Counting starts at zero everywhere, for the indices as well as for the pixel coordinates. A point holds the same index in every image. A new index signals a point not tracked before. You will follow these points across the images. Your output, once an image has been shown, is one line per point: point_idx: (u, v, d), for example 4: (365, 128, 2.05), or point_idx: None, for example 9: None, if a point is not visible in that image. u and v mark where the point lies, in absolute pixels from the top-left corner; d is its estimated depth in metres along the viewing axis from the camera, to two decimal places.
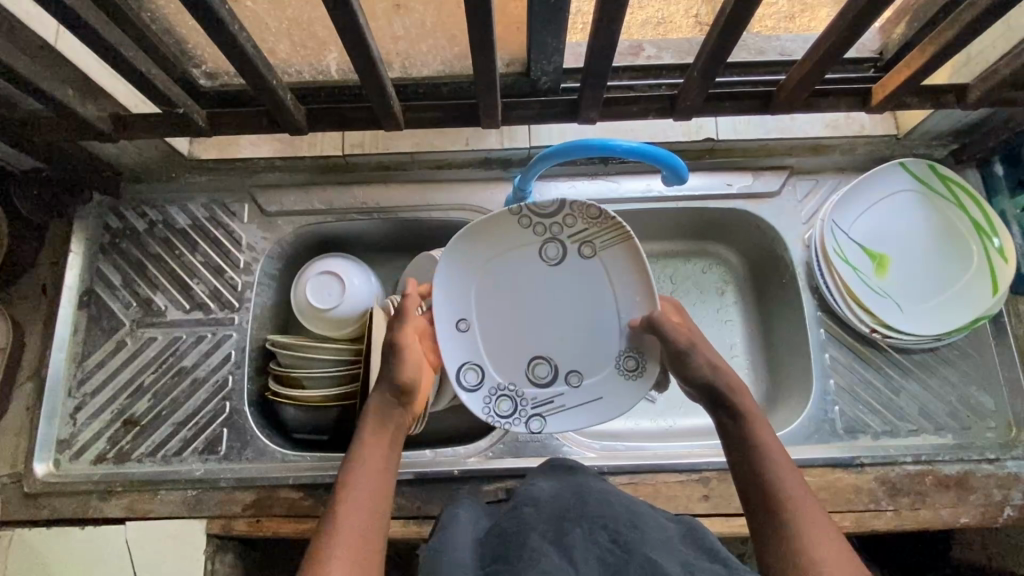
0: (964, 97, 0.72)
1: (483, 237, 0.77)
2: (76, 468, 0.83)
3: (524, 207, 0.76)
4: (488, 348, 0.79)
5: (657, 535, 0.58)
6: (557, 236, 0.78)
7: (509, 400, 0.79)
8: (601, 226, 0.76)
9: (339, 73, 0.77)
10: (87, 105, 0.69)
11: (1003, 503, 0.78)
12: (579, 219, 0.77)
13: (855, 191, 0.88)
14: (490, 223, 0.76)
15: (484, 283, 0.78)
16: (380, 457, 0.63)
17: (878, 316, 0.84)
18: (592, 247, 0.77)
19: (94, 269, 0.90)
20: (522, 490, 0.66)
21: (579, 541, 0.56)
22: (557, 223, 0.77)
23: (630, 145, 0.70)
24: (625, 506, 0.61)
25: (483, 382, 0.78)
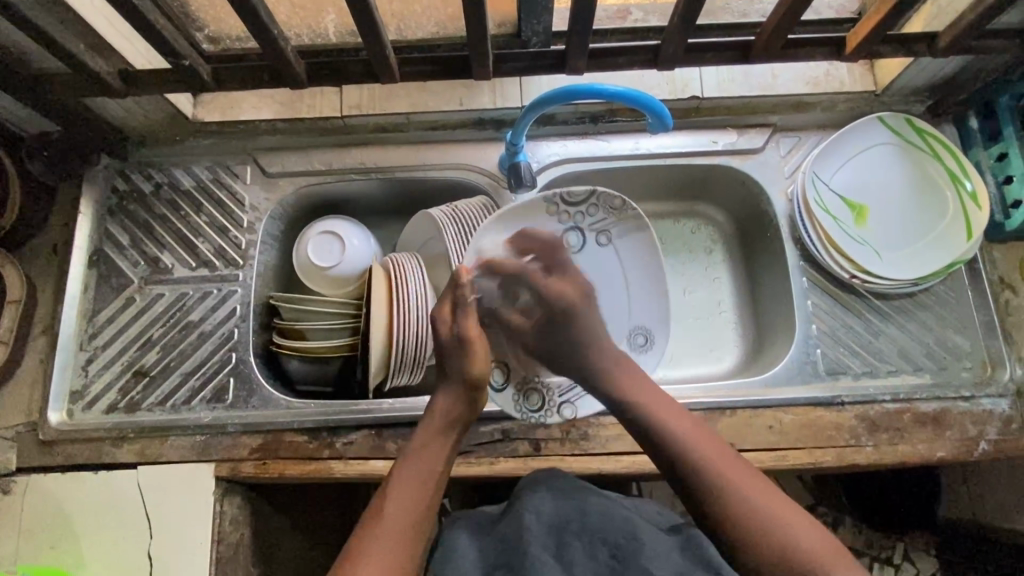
0: (934, 45, 0.76)
1: (516, 226, 0.82)
2: (88, 417, 0.87)
3: (557, 194, 0.81)
4: (510, 342, 0.84)
5: (656, 547, 0.71)
6: (578, 225, 0.84)
7: (538, 393, 0.84)
8: (621, 217, 0.83)
9: (337, 36, 0.82)
10: (98, 60, 0.73)
11: (977, 437, 0.82)
12: (601, 210, 0.83)
13: (834, 144, 0.91)
14: (521, 212, 0.81)
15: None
16: (439, 459, 0.72)
17: (857, 262, 0.88)
18: (609, 236, 0.84)
19: (103, 229, 0.93)
20: (523, 494, 0.74)
21: (581, 557, 0.70)
22: (581, 212, 0.83)
23: (609, 89, 0.74)
24: (627, 516, 0.73)
25: (510, 380, 0.84)
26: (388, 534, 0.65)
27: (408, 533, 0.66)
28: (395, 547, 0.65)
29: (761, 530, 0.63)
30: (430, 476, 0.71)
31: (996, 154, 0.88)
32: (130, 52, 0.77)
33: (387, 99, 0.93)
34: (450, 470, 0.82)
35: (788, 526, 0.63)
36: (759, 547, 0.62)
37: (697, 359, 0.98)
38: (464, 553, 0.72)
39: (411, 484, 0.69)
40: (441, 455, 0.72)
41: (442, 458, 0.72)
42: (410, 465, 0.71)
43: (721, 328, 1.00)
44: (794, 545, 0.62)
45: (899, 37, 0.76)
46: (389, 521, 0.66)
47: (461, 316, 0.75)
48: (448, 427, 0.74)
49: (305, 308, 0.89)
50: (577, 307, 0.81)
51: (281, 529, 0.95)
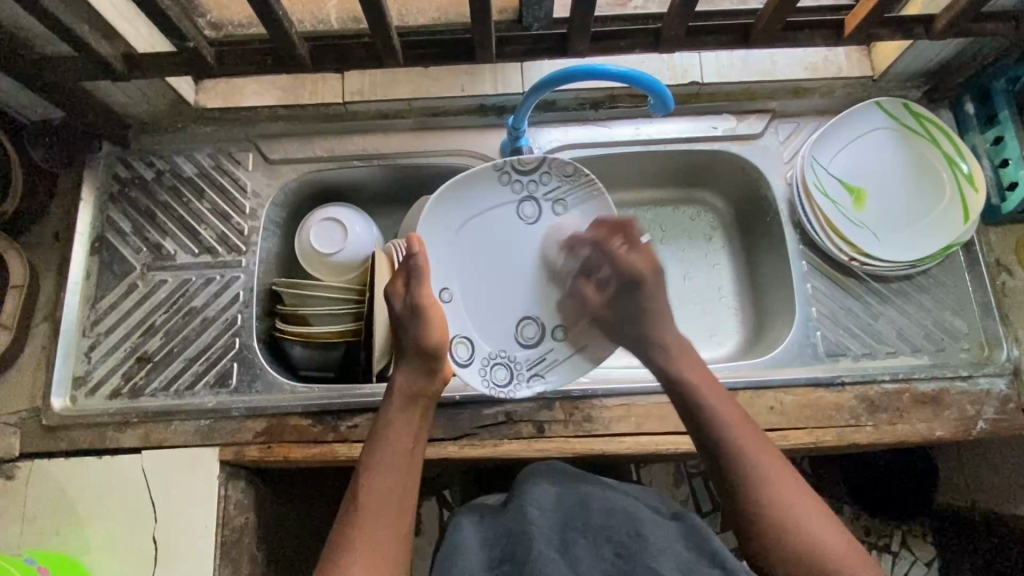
0: (932, 28, 0.77)
1: (461, 196, 0.82)
2: (91, 403, 0.87)
3: (506, 164, 0.82)
4: (471, 315, 0.85)
5: (660, 541, 0.69)
6: (534, 194, 0.85)
7: (504, 367, 0.85)
8: (574, 183, 0.84)
9: (338, 22, 0.83)
10: (102, 42, 0.73)
11: (976, 417, 0.83)
12: (554, 177, 0.84)
13: (832, 129, 0.92)
14: (472, 176, 0.81)
15: (465, 244, 0.85)
16: (408, 437, 0.71)
17: (856, 245, 0.88)
18: (565, 204, 0.86)
19: (105, 216, 0.93)
20: (523, 486, 0.74)
21: (585, 554, 0.69)
22: (534, 181, 0.85)
23: (591, 67, 0.75)
24: (628, 512, 0.71)
25: (475, 355, 0.84)
26: (371, 525, 0.65)
27: (393, 522, 0.66)
28: (380, 536, 0.64)
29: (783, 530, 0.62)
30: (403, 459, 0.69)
31: (992, 138, 0.89)
32: (133, 35, 0.77)
33: (390, 85, 0.93)
34: (454, 452, 0.82)
35: (807, 522, 0.62)
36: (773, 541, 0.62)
37: (697, 344, 0.99)
38: (465, 546, 0.69)
39: (386, 469, 0.68)
40: (410, 434, 0.71)
41: (411, 437, 0.71)
42: (379, 451, 0.70)
43: (721, 313, 1.01)
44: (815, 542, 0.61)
45: (897, 20, 0.77)
46: (372, 510, 0.65)
47: (414, 284, 0.75)
48: (410, 402, 0.73)
49: (306, 293, 0.89)
50: (644, 280, 0.78)
51: (285, 516, 0.94)
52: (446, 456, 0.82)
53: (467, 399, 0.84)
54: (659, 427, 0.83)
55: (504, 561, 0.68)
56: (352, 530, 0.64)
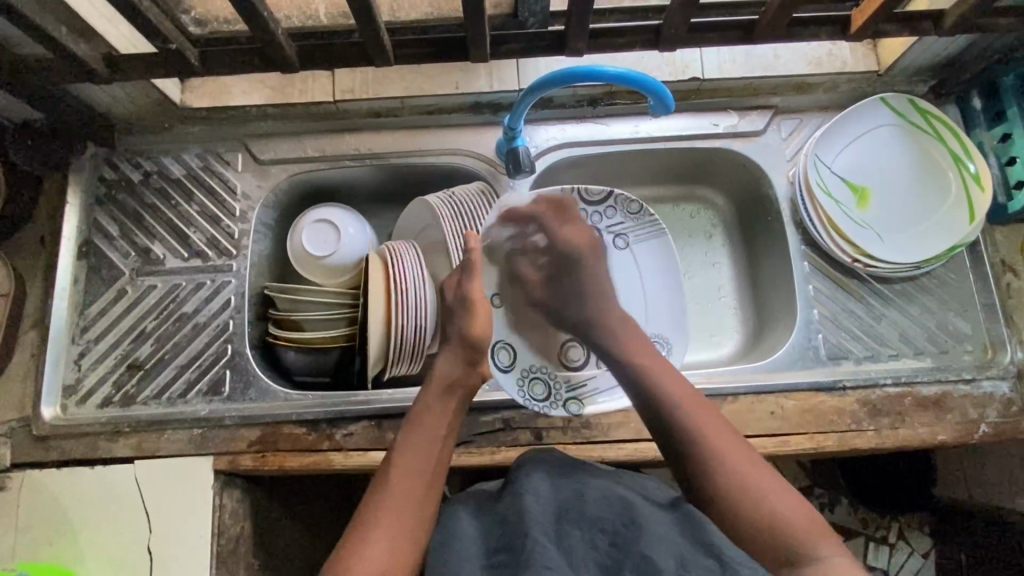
0: (941, 24, 0.74)
1: (522, 218, 0.86)
2: (82, 412, 0.85)
3: (576, 190, 0.87)
4: (513, 330, 0.88)
5: (658, 530, 0.60)
6: (597, 224, 0.89)
7: (542, 384, 0.85)
8: (638, 221, 0.89)
9: (329, 18, 0.79)
10: (80, 44, 0.70)
11: (978, 420, 0.82)
12: (619, 211, 0.89)
13: (836, 126, 0.90)
14: (542, 198, 0.85)
15: (522, 262, 0.87)
16: (439, 426, 0.72)
17: (859, 246, 0.87)
18: (626, 239, 0.90)
19: (91, 220, 0.91)
20: (521, 477, 0.67)
21: (579, 543, 0.60)
22: (599, 212, 0.89)
23: (564, 70, 0.73)
24: (626, 501, 0.64)
25: (513, 364, 0.86)
26: (393, 507, 0.65)
27: (415, 496, 0.66)
28: (403, 517, 0.64)
29: (740, 500, 0.63)
30: (433, 450, 0.70)
31: (1000, 134, 0.87)
32: (113, 35, 0.74)
33: (382, 83, 0.91)
34: (451, 460, 0.81)
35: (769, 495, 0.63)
36: (738, 510, 0.63)
37: (697, 344, 0.98)
38: (461, 537, 0.62)
39: (420, 451, 0.69)
40: (443, 424, 0.72)
41: (444, 424, 0.72)
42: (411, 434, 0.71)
43: (721, 314, 1.00)
44: (776, 512, 0.62)
45: (906, 15, 0.74)
46: (399, 492, 0.66)
47: (466, 280, 0.79)
48: (447, 392, 0.74)
49: (301, 298, 0.88)
50: (584, 254, 0.85)
51: (282, 519, 0.94)
52: (443, 464, 0.81)
53: (465, 406, 0.83)
54: None
55: (500, 551, 0.60)
56: (377, 498, 0.66)
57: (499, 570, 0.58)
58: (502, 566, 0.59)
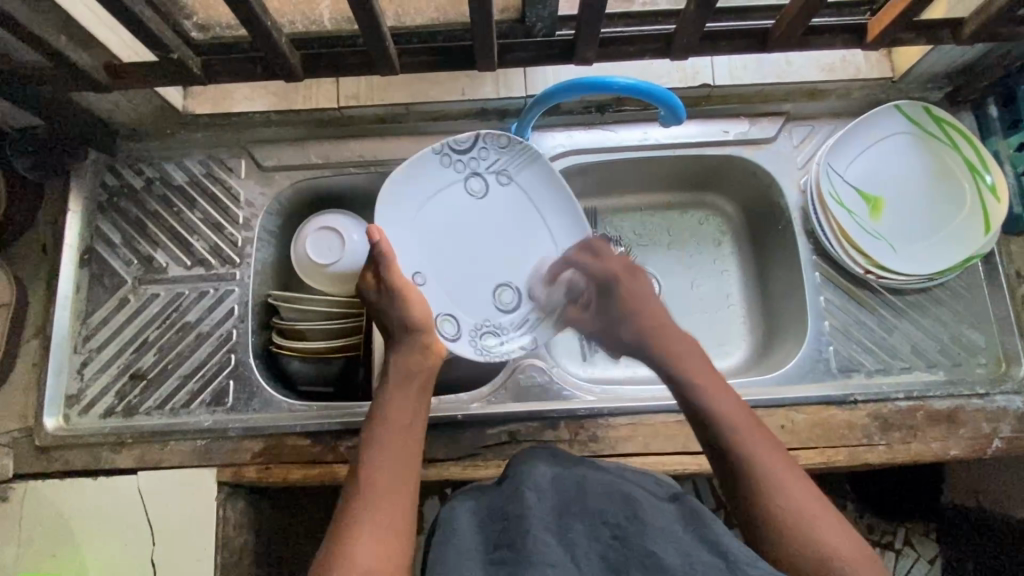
0: (959, 33, 0.73)
1: (405, 183, 0.80)
2: (85, 422, 0.85)
3: (444, 145, 0.81)
4: (449, 291, 0.82)
5: (662, 523, 0.56)
6: (477, 170, 0.83)
7: (493, 334, 0.83)
8: (511, 152, 0.83)
9: (332, 23, 0.77)
10: (80, 53, 0.69)
11: (992, 435, 0.81)
12: (491, 150, 0.83)
13: (849, 135, 0.88)
14: (414, 162, 0.80)
15: (426, 226, 0.82)
16: (405, 417, 0.68)
17: (872, 257, 0.85)
18: (508, 173, 0.84)
19: (93, 227, 0.90)
20: (521, 471, 0.64)
21: (579, 537, 0.56)
22: (473, 158, 0.83)
23: (571, 81, 0.72)
24: (628, 494, 0.59)
25: (461, 328, 0.82)
26: (367, 507, 0.60)
27: (389, 493, 0.61)
28: (380, 516, 0.59)
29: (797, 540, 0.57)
30: (399, 442, 0.65)
31: (1017, 143, 0.86)
32: (114, 43, 0.73)
33: (387, 89, 0.89)
34: (456, 473, 0.80)
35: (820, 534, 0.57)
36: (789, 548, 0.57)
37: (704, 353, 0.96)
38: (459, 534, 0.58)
39: (386, 447, 0.64)
40: (408, 413, 0.68)
41: (409, 414, 0.68)
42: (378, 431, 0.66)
43: (730, 322, 0.98)
44: (814, 539, 0.57)
45: (923, 24, 0.73)
46: (369, 491, 0.61)
47: (383, 272, 0.73)
48: (407, 381, 0.70)
49: (304, 307, 0.86)
50: (619, 279, 0.80)
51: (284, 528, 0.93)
52: (449, 477, 0.80)
53: (470, 418, 0.82)
54: (665, 447, 0.81)
55: (500, 546, 0.56)
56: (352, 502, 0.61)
57: (498, 567, 0.54)
58: (502, 564, 0.54)
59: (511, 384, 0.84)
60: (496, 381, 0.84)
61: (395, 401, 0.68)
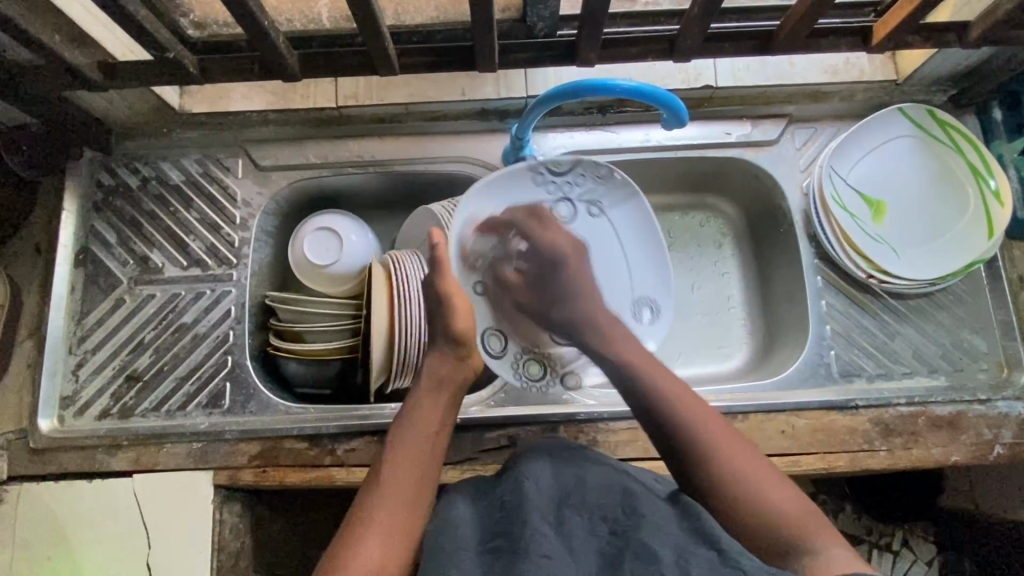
0: (965, 36, 0.72)
1: (498, 195, 0.80)
2: (80, 424, 0.84)
3: (541, 164, 0.80)
4: (504, 312, 0.81)
5: (658, 518, 0.56)
6: (568, 195, 0.82)
7: (539, 363, 0.83)
8: (610, 185, 0.83)
9: (331, 21, 0.75)
10: (74, 52, 0.68)
11: (993, 441, 0.80)
12: (588, 179, 0.82)
13: (852, 137, 0.87)
14: (509, 173, 0.79)
15: (502, 242, 0.81)
16: (434, 422, 0.67)
17: (874, 261, 0.85)
18: (600, 207, 0.83)
19: (88, 227, 0.89)
20: (520, 462, 0.64)
21: (578, 529, 0.55)
22: (568, 181, 0.82)
23: (572, 84, 0.72)
24: (627, 489, 0.60)
25: (508, 348, 0.82)
26: (388, 502, 0.60)
27: (410, 496, 0.61)
28: (397, 515, 0.59)
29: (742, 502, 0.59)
30: (426, 446, 0.65)
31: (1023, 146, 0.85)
32: (109, 41, 0.72)
33: (386, 89, 0.88)
34: (455, 477, 0.80)
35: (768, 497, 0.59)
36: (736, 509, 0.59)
37: (704, 357, 0.96)
38: (458, 522, 0.57)
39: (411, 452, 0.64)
40: (435, 420, 0.68)
41: (437, 421, 0.68)
42: (402, 434, 0.66)
43: (730, 325, 0.97)
44: (766, 502, 0.58)
45: (929, 27, 0.72)
46: (391, 489, 0.61)
47: (438, 275, 0.72)
48: (438, 387, 0.70)
49: (302, 309, 0.86)
50: (568, 261, 0.80)
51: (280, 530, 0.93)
52: (447, 481, 0.80)
53: (469, 422, 0.82)
54: None
55: (498, 536, 0.55)
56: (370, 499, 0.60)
57: (495, 557, 0.53)
58: (498, 554, 0.54)
59: (510, 387, 0.85)
60: (495, 384, 0.85)
61: (425, 407, 0.68)
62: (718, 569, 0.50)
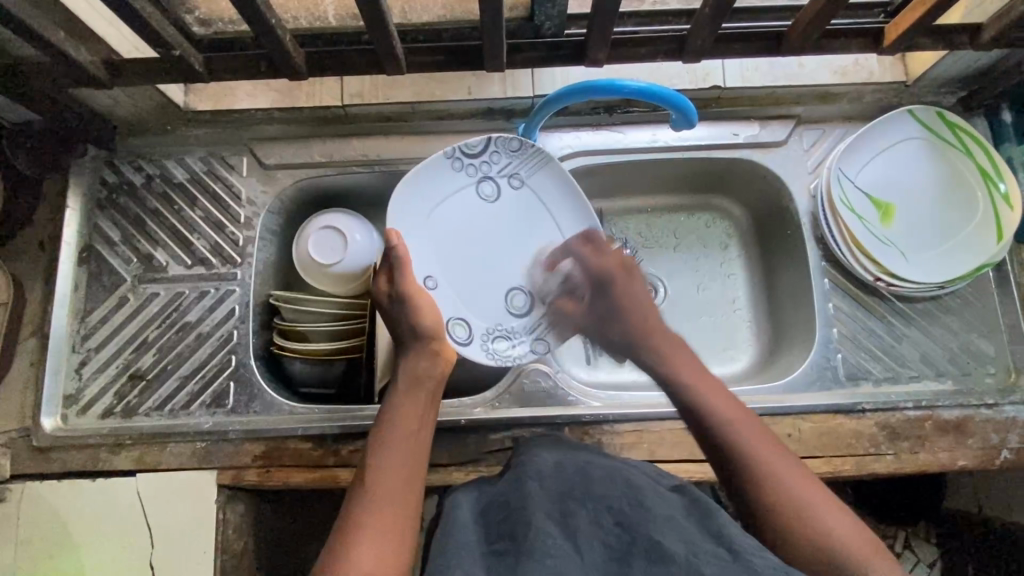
0: (978, 38, 0.71)
1: (421, 186, 0.81)
2: (83, 422, 0.84)
3: (455, 150, 0.82)
4: (461, 295, 0.83)
5: (664, 512, 0.55)
6: (488, 174, 0.84)
7: (504, 338, 0.84)
8: (523, 156, 0.84)
9: (337, 20, 0.76)
10: (79, 48, 0.68)
11: (1000, 446, 0.80)
12: (503, 154, 0.84)
13: (861, 139, 0.87)
14: (424, 168, 0.81)
15: (437, 232, 0.83)
16: (415, 421, 0.67)
17: (882, 265, 0.84)
18: (520, 177, 0.85)
19: (92, 224, 0.88)
20: (523, 462, 0.64)
21: (584, 523, 0.55)
22: (486, 162, 0.84)
23: (581, 85, 0.71)
24: (630, 481, 0.59)
25: (473, 332, 0.83)
26: (378, 503, 0.59)
27: (396, 496, 0.60)
28: (388, 516, 0.58)
29: (807, 537, 0.56)
30: (410, 447, 0.65)
31: None
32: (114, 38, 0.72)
33: (392, 87, 0.88)
34: (460, 479, 0.80)
35: (833, 529, 0.56)
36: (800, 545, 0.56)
37: (710, 359, 0.95)
38: (461, 523, 0.57)
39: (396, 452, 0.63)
40: (416, 417, 0.67)
41: (417, 420, 0.67)
42: (387, 433, 0.65)
43: (735, 327, 0.97)
44: (826, 531, 0.56)
45: (941, 28, 0.71)
46: (379, 491, 0.60)
47: (398, 276, 0.75)
48: (416, 386, 0.70)
49: (306, 308, 0.85)
50: (613, 278, 0.80)
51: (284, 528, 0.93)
52: (451, 483, 0.79)
53: (474, 423, 0.81)
54: (671, 454, 0.80)
55: (504, 536, 0.55)
56: (359, 500, 0.60)
57: (501, 557, 0.53)
58: (503, 555, 0.53)
59: (516, 389, 0.83)
60: (501, 385, 0.83)
61: (405, 406, 0.68)
62: (728, 568, 0.48)
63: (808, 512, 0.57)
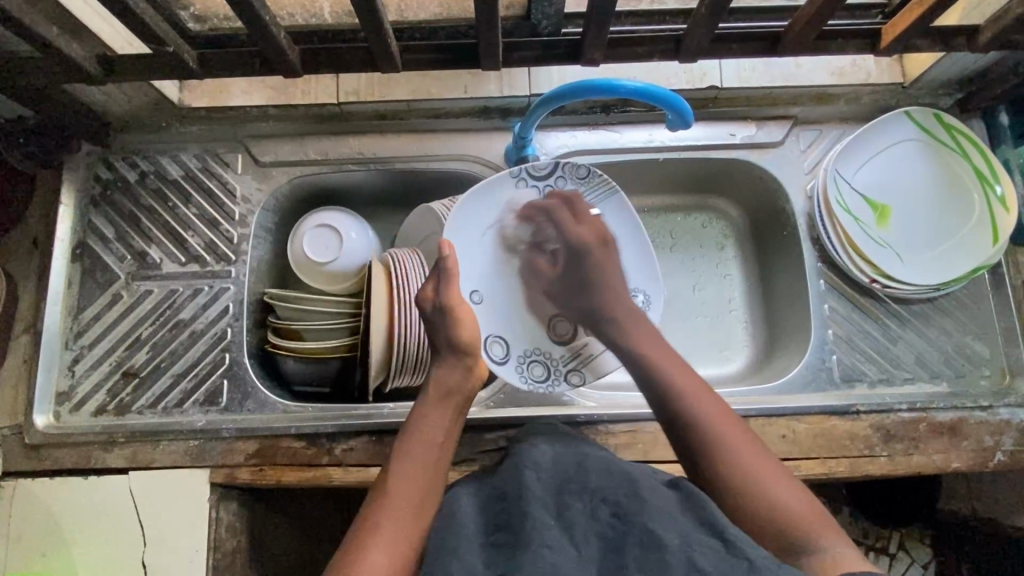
0: (975, 40, 0.71)
1: (483, 207, 0.83)
2: (76, 420, 0.83)
3: (523, 170, 0.82)
4: (502, 318, 0.85)
5: (660, 503, 0.55)
6: (553, 199, 0.85)
7: (541, 364, 0.84)
8: (590, 184, 0.84)
9: (332, 17, 0.75)
10: (71, 44, 0.67)
11: (994, 448, 0.80)
12: (569, 180, 0.84)
13: (857, 140, 0.87)
14: (491, 188, 0.82)
15: (492, 251, 0.85)
16: (439, 433, 0.67)
17: (878, 266, 0.84)
18: None
19: (86, 221, 0.88)
20: (521, 450, 0.64)
21: (580, 515, 0.54)
22: (551, 186, 0.84)
23: (577, 84, 0.71)
24: (628, 473, 0.59)
25: (510, 353, 0.84)
26: (391, 512, 0.59)
27: (413, 505, 0.61)
28: (400, 525, 0.59)
29: (748, 496, 0.60)
30: (432, 457, 0.65)
31: None
32: (107, 34, 0.71)
33: (388, 85, 0.88)
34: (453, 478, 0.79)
35: (772, 489, 0.60)
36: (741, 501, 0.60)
37: (706, 359, 0.95)
38: (460, 518, 0.56)
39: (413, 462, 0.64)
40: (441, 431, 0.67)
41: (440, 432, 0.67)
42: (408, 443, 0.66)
43: (730, 328, 0.97)
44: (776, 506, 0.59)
45: (938, 30, 0.71)
46: (392, 499, 0.61)
47: (442, 288, 0.73)
48: (444, 400, 0.70)
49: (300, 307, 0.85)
50: (593, 248, 0.80)
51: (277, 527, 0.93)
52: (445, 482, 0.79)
53: (468, 423, 0.81)
54: (665, 454, 0.80)
55: (501, 529, 0.55)
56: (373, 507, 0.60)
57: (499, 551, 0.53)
58: (500, 548, 0.53)
59: (509, 388, 0.85)
60: (495, 385, 0.85)
61: (429, 417, 0.68)
62: (725, 561, 0.49)
63: (750, 474, 0.61)
